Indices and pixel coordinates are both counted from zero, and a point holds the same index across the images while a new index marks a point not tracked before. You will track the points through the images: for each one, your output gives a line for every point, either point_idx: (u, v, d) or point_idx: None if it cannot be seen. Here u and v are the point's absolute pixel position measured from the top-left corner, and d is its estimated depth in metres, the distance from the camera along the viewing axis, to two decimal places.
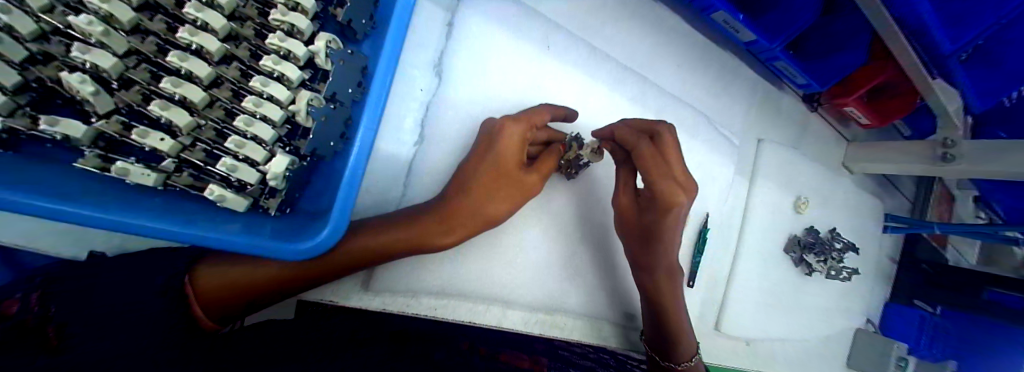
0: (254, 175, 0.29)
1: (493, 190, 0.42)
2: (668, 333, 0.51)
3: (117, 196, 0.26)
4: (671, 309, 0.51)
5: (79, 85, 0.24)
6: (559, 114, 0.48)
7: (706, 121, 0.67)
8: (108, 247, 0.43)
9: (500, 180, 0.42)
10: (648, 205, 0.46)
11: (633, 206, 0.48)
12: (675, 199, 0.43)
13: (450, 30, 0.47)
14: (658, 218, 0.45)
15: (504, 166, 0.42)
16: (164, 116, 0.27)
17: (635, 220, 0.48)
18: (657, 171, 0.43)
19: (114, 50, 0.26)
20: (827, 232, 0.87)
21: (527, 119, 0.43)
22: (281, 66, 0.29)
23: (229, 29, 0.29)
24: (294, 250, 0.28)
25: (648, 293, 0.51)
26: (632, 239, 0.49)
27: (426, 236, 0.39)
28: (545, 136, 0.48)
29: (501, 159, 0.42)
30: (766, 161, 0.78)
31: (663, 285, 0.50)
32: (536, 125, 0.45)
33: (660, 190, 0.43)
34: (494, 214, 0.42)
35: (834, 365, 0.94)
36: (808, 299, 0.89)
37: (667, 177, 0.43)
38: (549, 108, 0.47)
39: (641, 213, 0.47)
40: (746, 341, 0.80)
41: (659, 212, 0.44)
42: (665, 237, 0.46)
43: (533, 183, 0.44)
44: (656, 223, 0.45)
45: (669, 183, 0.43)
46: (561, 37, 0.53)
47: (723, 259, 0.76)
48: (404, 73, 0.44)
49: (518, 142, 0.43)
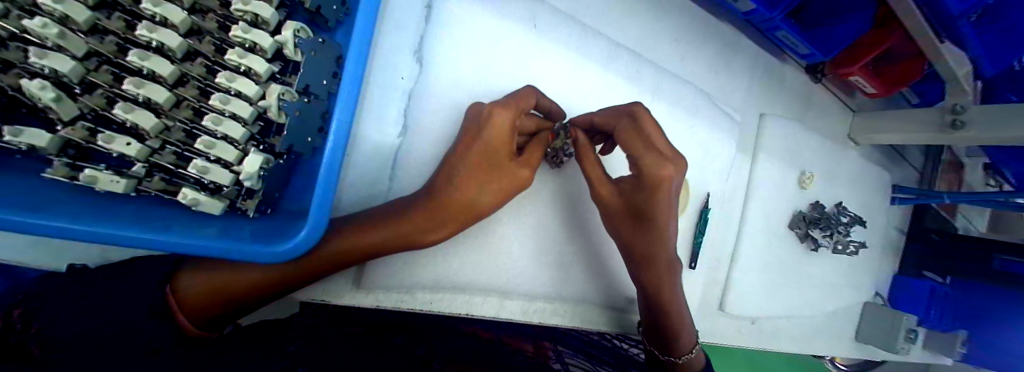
0: (228, 176, 0.28)
1: (487, 180, 0.39)
2: (667, 328, 0.50)
3: (88, 205, 0.26)
4: (662, 301, 0.49)
5: (39, 92, 0.23)
6: (552, 109, 0.46)
7: (705, 98, 0.65)
8: (90, 257, 0.43)
9: (502, 180, 0.40)
10: (635, 188, 0.43)
11: (615, 192, 0.44)
12: (664, 175, 0.41)
13: (429, 14, 0.43)
14: (649, 197, 0.42)
15: (500, 162, 0.40)
16: (129, 119, 0.26)
17: (626, 212, 0.45)
18: (640, 143, 0.42)
19: (72, 52, 0.25)
20: (833, 207, 0.86)
21: (519, 108, 0.40)
22: (247, 60, 0.28)
23: (189, 23, 0.28)
24: (271, 254, 0.27)
25: (653, 292, 0.49)
26: (626, 228, 0.46)
27: (414, 233, 0.38)
28: (532, 124, 0.44)
29: (496, 155, 0.39)
30: (769, 136, 0.76)
31: (664, 276, 0.48)
32: (525, 110, 0.41)
33: (644, 164, 0.41)
34: (482, 205, 0.40)
35: (839, 337, 0.95)
36: (813, 274, 0.88)
37: (648, 149, 0.42)
38: (536, 91, 0.44)
39: (628, 201, 0.44)
40: (752, 320, 0.80)
41: (650, 190, 0.42)
42: (657, 215, 0.43)
43: (527, 176, 0.42)
44: (645, 203, 0.43)
45: (656, 158, 0.41)
46: (547, 14, 0.49)
47: (725, 239, 0.75)
48: (382, 61, 0.41)
49: (508, 130, 0.39)
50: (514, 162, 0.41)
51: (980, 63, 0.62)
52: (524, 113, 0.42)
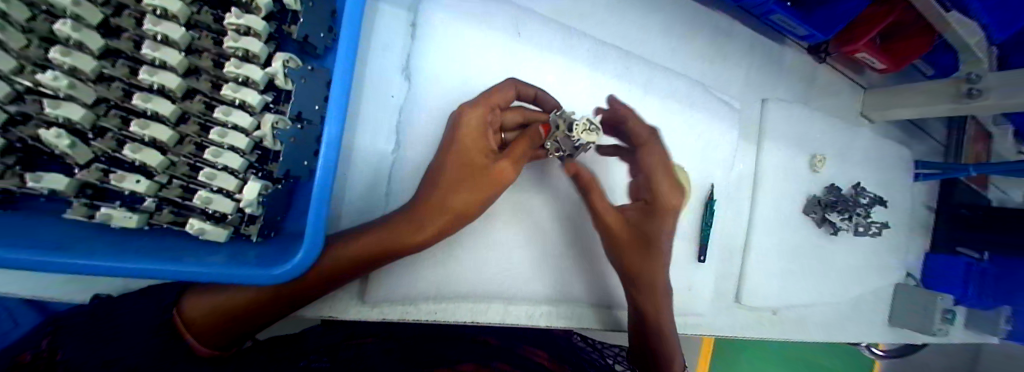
0: (230, 205, 0.30)
1: (462, 179, 0.38)
2: (654, 353, 0.49)
3: (108, 242, 0.28)
4: (655, 322, 0.48)
5: (55, 140, 0.26)
6: (540, 97, 0.44)
7: (702, 88, 0.64)
8: (112, 289, 0.45)
9: (480, 180, 0.38)
10: (643, 214, 0.46)
11: (621, 220, 0.45)
12: (672, 205, 0.47)
13: (414, 32, 0.43)
14: (659, 223, 0.46)
15: (474, 160, 0.38)
16: (137, 158, 0.28)
17: (632, 238, 0.45)
18: (664, 177, 0.47)
19: (83, 100, 0.27)
20: (851, 188, 0.83)
21: (490, 103, 0.39)
22: (240, 93, 0.29)
23: (187, 64, 0.30)
24: (270, 276, 0.28)
25: (646, 310, 0.48)
26: (631, 254, 0.46)
27: (398, 240, 0.36)
28: (518, 118, 0.42)
29: (469, 155, 0.38)
30: (773, 121, 0.74)
31: (658, 293, 0.47)
32: (500, 105, 0.40)
33: (660, 194, 0.47)
34: (465, 205, 0.38)
35: (868, 324, 0.91)
36: (834, 259, 0.85)
37: (663, 180, 0.47)
38: (517, 82, 0.43)
39: (635, 228, 0.46)
40: (773, 311, 0.78)
41: (658, 216, 0.46)
42: (660, 243, 0.47)
43: (511, 173, 0.38)
44: (655, 229, 0.46)
45: (673, 191, 0.47)
46: (531, 22, 0.49)
47: (736, 230, 0.73)
48: (371, 82, 0.42)
49: (479, 130, 0.39)
50: (495, 158, 0.38)
51: (992, 32, 0.59)
52: (501, 108, 0.41)
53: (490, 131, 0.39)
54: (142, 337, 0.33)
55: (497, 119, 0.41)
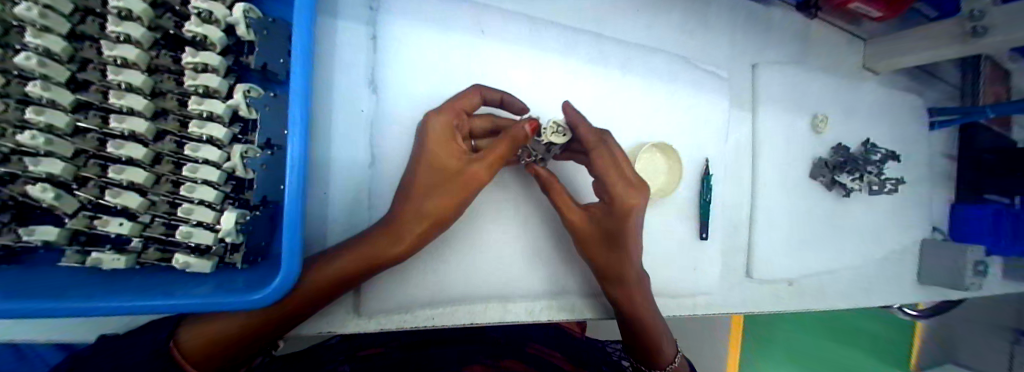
0: (210, 236, 0.31)
1: (433, 186, 0.39)
2: (639, 340, 0.50)
3: (100, 283, 0.29)
4: (636, 317, 0.49)
5: (41, 195, 0.27)
6: (506, 100, 0.44)
7: (684, 62, 0.62)
8: (122, 326, 0.47)
9: (453, 186, 0.38)
10: (605, 215, 0.44)
11: (585, 219, 0.45)
12: (633, 205, 0.43)
13: (376, 44, 0.43)
14: (620, 223, 0.44)
15: (445, 165, 0.39)
16: (118, 203, 0.29)
17: (599, 236, 0.45)
18: (616, 174, 0.43)
19: (62, 154, 0.28)
20: (860, 146, 0.80)
21: (456, 110, 0.40)
22: (207, 129, 0.30)
23: (153, 107, 0.31)
24: (253, 301, 0.29)
25: (624, 304, 0.48)
26: (599, 252, 0.46)
27: (379, 252, 0.36)
28: (485, 123, 0.44)
29: (440, 159, 0.39)
30: (766, 86, 0.71)
31: (634, 293, 0.48)
32: (466, 111, 0.41)
33: (617, 194, 0.43)
34: (439, 211, 0.38)
35: (894, 284, 0.88)
36: (849, 221, 0.82)
37: (621, 179, 0.43)
38: (481, 87, 0.42)
39: (600, 226, 0.45)
40: (788, 281, 0.76)
41: (620, 216, 0.43)
42: (628, 242, 0.44)
43: (486, 176, 0.39)
44: (617, 228, 0.44)
45: (627, 188, 0.43)
46: (494, 17, 0.48)
47: (739, 203, 0.71)
48: (339, 99, 0.41)
49: (446, 136, 0.39)
50: (468, 160, 0.39)
51: None
52: (468, 114, 0.41)
53: (458, 136, 0.40)
54: (143, 359, 0.34)
55: (463, 125, 0.42)
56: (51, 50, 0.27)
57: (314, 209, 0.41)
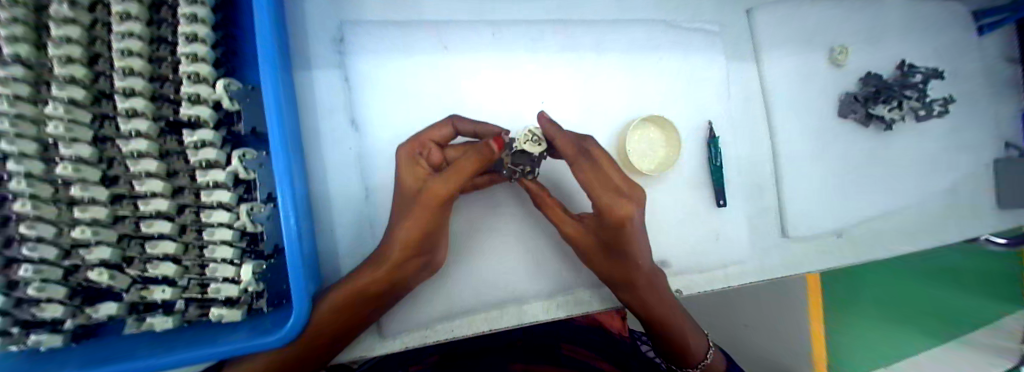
0: (236, 288, 0.35)
1: (403, 210, 0.41)
2: (666, 341, 0.52)
3: (159, 341, 0.35)
4: (661, 321, 0.50)
5: (98, 278, 0.32)
6: (482, 129, 0.45)
7: (666, 26, 0.59)
8: None
9: (419, 206, 0.39)
10: (599, 225, 0.45)
11: (581, 230, 0.46)
12: (625, 213, 0.44)
13: (350, 84, 0.45)
14: (616, 231, 0.45)
15: (407, 186, 0.41)
16: (158, 273, 0.33)
17: (598, 246, 0.46)
18: (600, 185, 0.44)
19: (109, 241, 0.33)
20: (896, 71, 0.72)
21: (423, 141, 0.42)
22: (216, 196, 0.34)
23: (170, 187, 0.35)
24: (274, 339, 0.33)
25: (640, 309, 0.49)
26: (602, 260, 0.47)
27: (378, 280, 0.39)
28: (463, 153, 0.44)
29: (404, 182, 0.42)
30: (765, 29, 0.66)
31: (645, 294, 0.48)
32: (431, 142, 0.43)
33: (607, 206, 0.44)
34: (409, 238, 0.39)
35: (968, 215, 0.77)
36: (895, 156, 0.73)
37: (606, 190, 0.44)
38: (454, 118, 0.44)
39: (598, 236, 0.46)
40: (836, 233, 0.68)
41: (613, 226, 0.44)
42: (628, 247, 0.45)
43: (443, 190, 0.38)
44: (614, 236, 0.45)
45: (614, 197, 0.44)
46: (455, 31, 0.49)
47: (761, 159, 0.65)
48: (327, 143, 0.44)
49: (410, 163, 0.42)
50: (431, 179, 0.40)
51: None
52: (440, 144, 0.43)
53: (423, 163, 0.42)
54: None
55: (433, 154, 0.43)
56: (82, 157, 0.33)
57: (325, 247, 0.44)
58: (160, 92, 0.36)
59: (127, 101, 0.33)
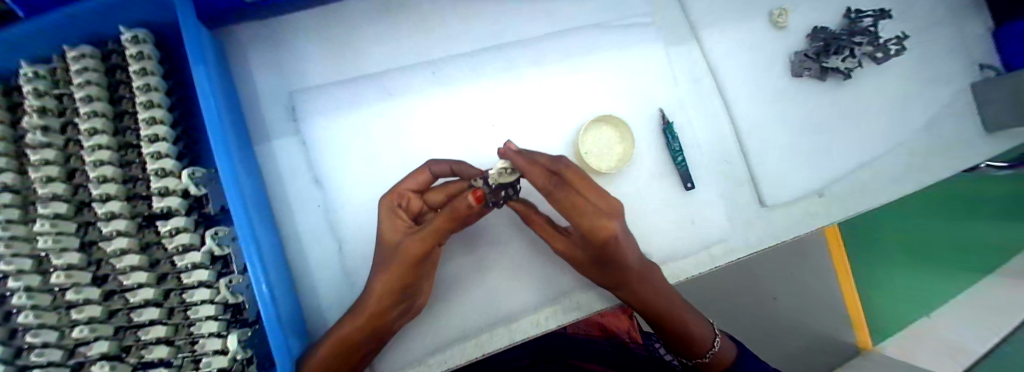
0: (224, 358, 0.36)
1: (381, 264, 0.42)
2: (671, 332, 0.53)
3: None
4: (658, 311, 0.50)
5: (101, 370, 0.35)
6: (458, 167, 0.45)
7: (599, 27, 0.61)
8: None
9: (396, 262, 0.41)
10: (585, 242, 0.45)
11: (570, 245, 0.46)
12: (607, 232, 0.42)
13: (307, 146, 0.49)
14: (602, 248, 0.44)
15: (389, 240, 0.43)
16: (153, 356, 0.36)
17: (588, 260, 0.46)
18: (578, 211, 0.43)
19: (105, 334, 0.36)
20: (842, 20, 0.73)
21: (400, 192, 0.44)
22: (195, 275, 0.37)
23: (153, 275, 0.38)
24: None
25: (636, 303, 0.50)
26: (592, 269, 0.48)
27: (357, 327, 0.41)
28: (440, 196, 0.45)
29: (387, 235, 0.43)
30: (698, 9, 0.68)
31: (639, 289, 0.48)
32: (406, 191, 0.44)
33: (587, 227, 0.43)
34: (382, 287, 0.41)
35: (955, 146, 0.75)
36: (861, 103, 0.73)
37: (586, 214, 0.43)
38: (429, 163, 0.44)
39: (585, 251, 0.46)
40: (817, 192, 0.68)
41: (597, 244, 0.44)
42: (617, 259, 0.45)
43: (416, 250, 0.40)
44: (600, 252, 0.45)
45: (595, 220, 0.42)
46: (397, 76, 0.52)
47: (722, 134, 0.65)
48: (295, 205, 0.48)
49: (390, 216, 0.43)
50: (408, 235, 0.41)
51: None
52: (419, 191, 0.45)
53: (403, 214, 0.43)
54: None
55: (411, 202, 0.44)
56: (72, 263, 0.36)
57: (310, 304, 0.47)
58: (133, 191, 0.40)
59: (105, 206, 0.37)
